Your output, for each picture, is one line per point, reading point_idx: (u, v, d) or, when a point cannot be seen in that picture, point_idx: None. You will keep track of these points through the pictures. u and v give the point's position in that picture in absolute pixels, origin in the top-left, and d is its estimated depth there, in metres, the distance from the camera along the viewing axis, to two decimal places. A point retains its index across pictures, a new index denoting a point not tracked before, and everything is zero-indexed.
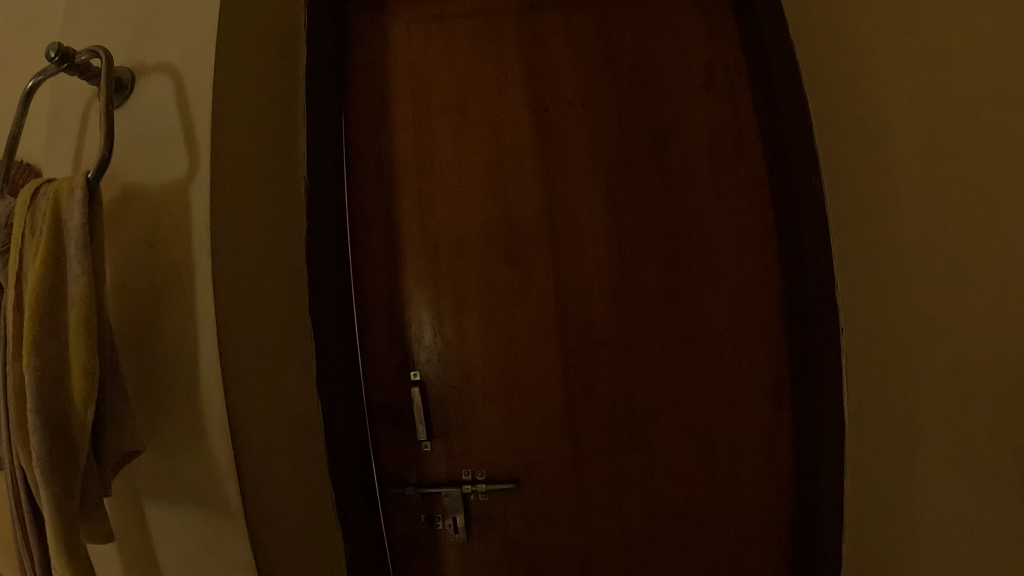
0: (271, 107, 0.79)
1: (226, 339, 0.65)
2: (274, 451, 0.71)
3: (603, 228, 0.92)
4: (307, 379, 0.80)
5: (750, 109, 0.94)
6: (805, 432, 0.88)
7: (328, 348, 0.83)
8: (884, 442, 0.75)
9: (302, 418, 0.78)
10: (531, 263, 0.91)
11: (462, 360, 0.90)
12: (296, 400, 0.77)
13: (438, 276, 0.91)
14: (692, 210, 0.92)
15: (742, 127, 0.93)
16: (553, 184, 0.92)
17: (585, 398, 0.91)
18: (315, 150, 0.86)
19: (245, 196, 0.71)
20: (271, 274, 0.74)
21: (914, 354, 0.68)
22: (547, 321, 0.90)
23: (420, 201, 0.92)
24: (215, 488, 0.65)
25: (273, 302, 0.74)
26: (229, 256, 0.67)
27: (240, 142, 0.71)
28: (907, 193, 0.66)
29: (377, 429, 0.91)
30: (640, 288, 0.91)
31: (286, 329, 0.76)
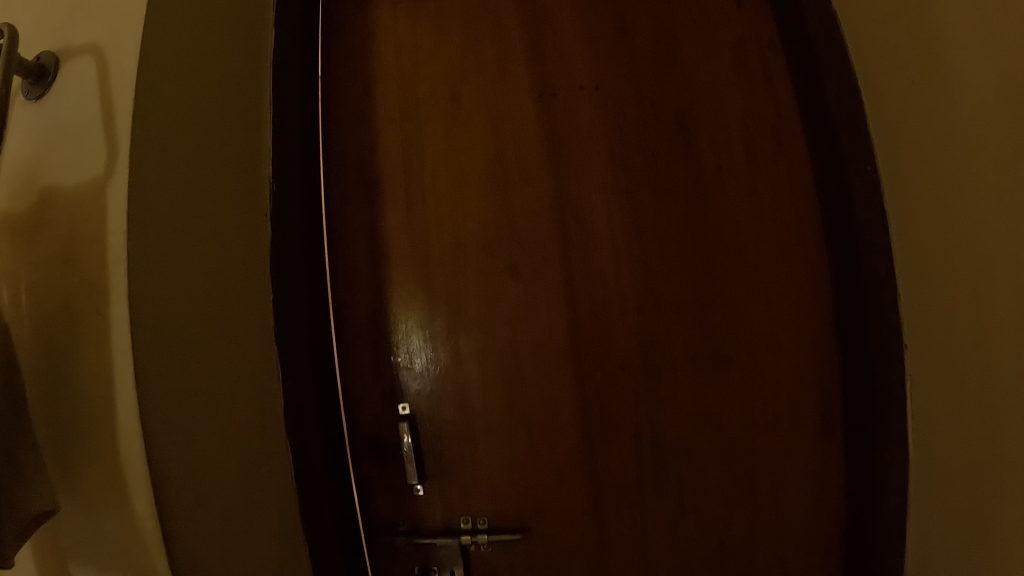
0: (227, 94, 0.67)
1: (145, 374, 0.53)
2: (219, 507, 0.58)
3: (623, 231, 0.78)
4: (271, 414, 0.67)
5: (791, 92, 0.80)
6: (858, 474, 0.73)
7: (300, 377, 0.70)
8: (959, 488, 0.59)
9: (265, 461, 0.65)
10: (538, 275, 0.77)
11: (460, 390, 0.77)
12: (257, 440, 0.65)
13: (431, 292, 0.77)
14: (725, 209, 0.78)
15: (780, 111, 0.79)
16: (564, 181, 0.78)
17: (603, 431, 0.77)
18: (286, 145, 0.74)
19: (184, 197, 0.59)
20: (221, 292, 0.62)
21: (995, 383, 0.53)
22: (560, 343, 0.77)
23: (408, 204, 0.78)
24: (140, 555, 0.53)
25: (223, 326, 0.62)
26: (155, 272, 0.55)
27: (182, 135, 0.60)
28: (990, 175, 0.51)
29: (363, 469, 0.78)
30: (666, 303, 0.77)
31: (243, 356, 0.64)
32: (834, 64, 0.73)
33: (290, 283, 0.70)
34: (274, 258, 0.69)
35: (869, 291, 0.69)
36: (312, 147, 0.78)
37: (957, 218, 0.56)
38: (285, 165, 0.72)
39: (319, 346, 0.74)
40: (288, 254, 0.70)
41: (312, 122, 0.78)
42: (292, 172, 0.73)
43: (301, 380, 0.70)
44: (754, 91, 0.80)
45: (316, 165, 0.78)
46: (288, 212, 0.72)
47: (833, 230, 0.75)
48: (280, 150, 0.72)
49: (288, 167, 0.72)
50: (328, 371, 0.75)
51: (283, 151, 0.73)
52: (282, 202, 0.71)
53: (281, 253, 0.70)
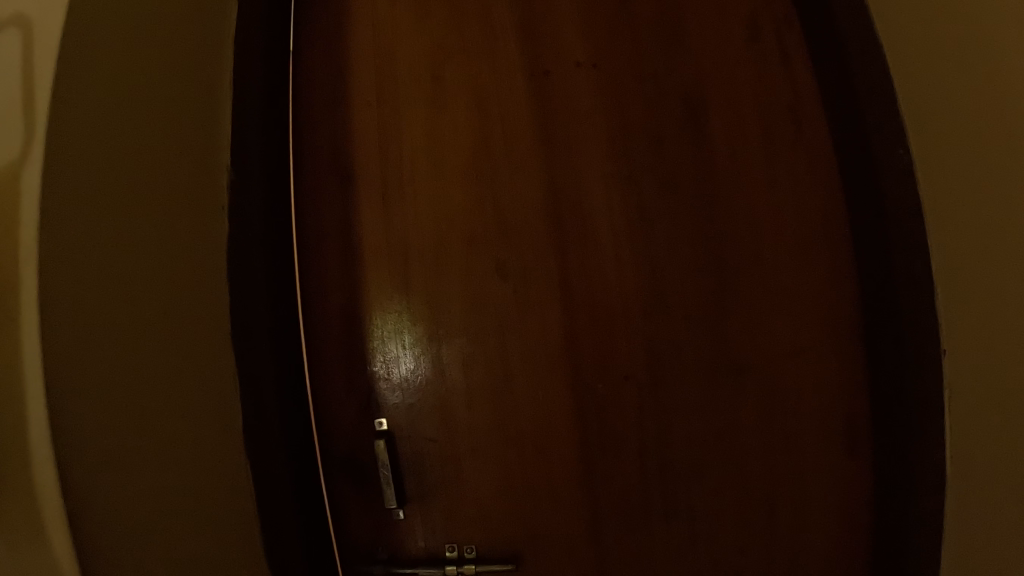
0: (177, 63, 0.60)
1: (59, 385, 0.45)
2: (166, 527, 0.52)
3: (625, 224, 0.69)
4: (230, 426, 0.60)
5: (809, 70, 0.72)
6: (888, 498, 0.65)
7: (262, 391, 0.62)
8: (1004, 523, 0.50)
9: (223, 478, 0.59)
10: (530, 274, 0.68)
11: (443, 404, 0.68)
12: (213, 453, 0.58)
13: (409, 295, 0.69)
14: (739, 201, 0.70)
15: (798, 93, 0.72)
16: (558, 168, 0.69)
17: (603, 449, 0.69)
18: (246, 129, 0.66)
19: (124, 179, 0.53)
20: (168, 287, 0.56)
21: None
22: (555, 350, 0.68)
23: (385, 196, 0.70)
24: None
25: (169, 326, 0.55)
26: (73, 265, 0.47)
27: (115, 104, 0.52)
28: None
29: (338, 490, 0.71)
30: (674, 305, 0.68)
31: (195, 360, 0.57)
32: (858, 37, 0.64)
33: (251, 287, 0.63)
34: (231, 260, 0.63)
35: (905, 291, 0.60)
36: (281, 136, 0.70)
37: (996, 202, 0.49)
38: (247, 155, 0.65)
39: (286, 357, 0.66)
40: (248, 252, 0.63)
41: (280, 106, 0.70)
42: (255, 163, 0.66)
43: (264, 395, 0.62)
44: (769, 70, 0.72)
45: (284, 154, 0.70)
46: (251, 207, 0.64)
47: (861, 223, 0.66)
48: (240, 139, 0.65)
49: (251, 158, 0.65)
50: (297, 384, 0.67)
51: (244, 140, 0.65)
52: (244, 197, 0.64)
53: (240, 253, 0.63)
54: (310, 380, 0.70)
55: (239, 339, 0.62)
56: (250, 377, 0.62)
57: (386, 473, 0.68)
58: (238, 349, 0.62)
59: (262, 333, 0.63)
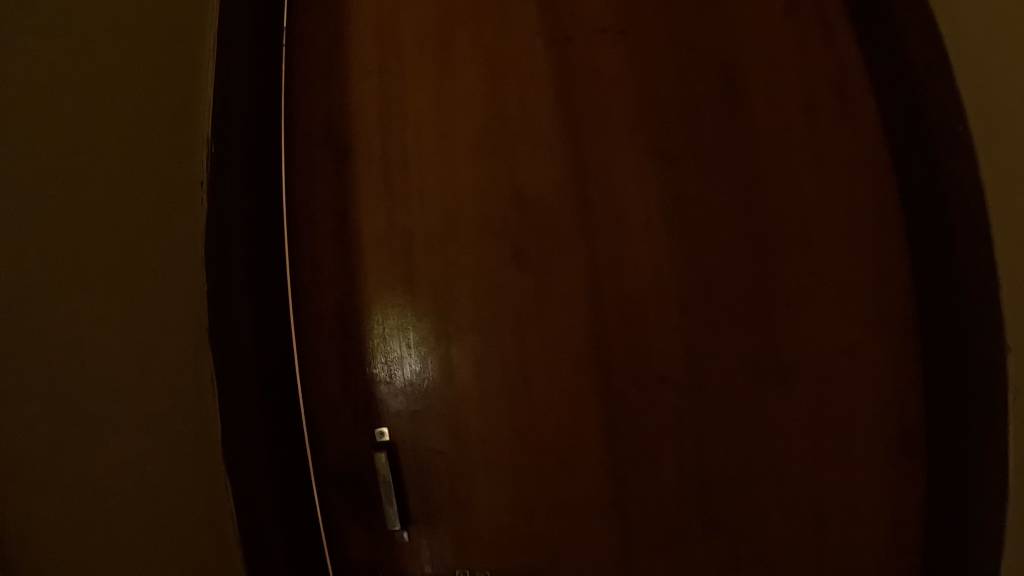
0: None
1: None
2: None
3: (658, 206, 0.60)
4: (205, 420, 0.52)
5: (856, 40, 0.64)
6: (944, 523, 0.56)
7: (243, 396, 0.53)
8: None
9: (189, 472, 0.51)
10: (553, 262, 0.59)
11: (452, 411, 0.60)
12: (175, 442, 0.50)
13: (413, 286, 0.60)
14: (783, 181, 0.62)
15: (846, 63, 0.64)
16: (585, 141, 0.60)
17: (633, 462, 0.60)
18: (229, 92, 0.58)
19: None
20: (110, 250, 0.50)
21: None
22: (582, 350, 0.59)
23: (386, 175, 0.61)
24: None
25: (111, 293, 0.50)
26: None
27: None
28: None
29: (334, 508, 0.62)
30: (715, 298, 0.60)
31: (157, 334, 0.51)
32: None
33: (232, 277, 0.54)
34: (209, 245, 0.54)
35: (973, 286, 0.52)
36: (269, 107, 0.62)
37: None
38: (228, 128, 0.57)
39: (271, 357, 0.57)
40: (229, 228, 0.55)
41: (269, 76, 0.63)
42: (238, 137, 0.57)
43: (248, 399, 0.54)
44: (813, 37, 0.65)
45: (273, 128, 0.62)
46: (232, 185, 0.56)
47: (926, 203, 0.57)
48: (221, 111, 0.57)
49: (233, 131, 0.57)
50: (285, 388, 0.59)
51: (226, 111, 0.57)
52: (223, 172, 0.56)
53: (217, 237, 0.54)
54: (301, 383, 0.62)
55: (216, 337, 0.53)
56: (227, 379, 0.53)
57: (388, 489, 0.60)
58: (216, 348, 0.53)
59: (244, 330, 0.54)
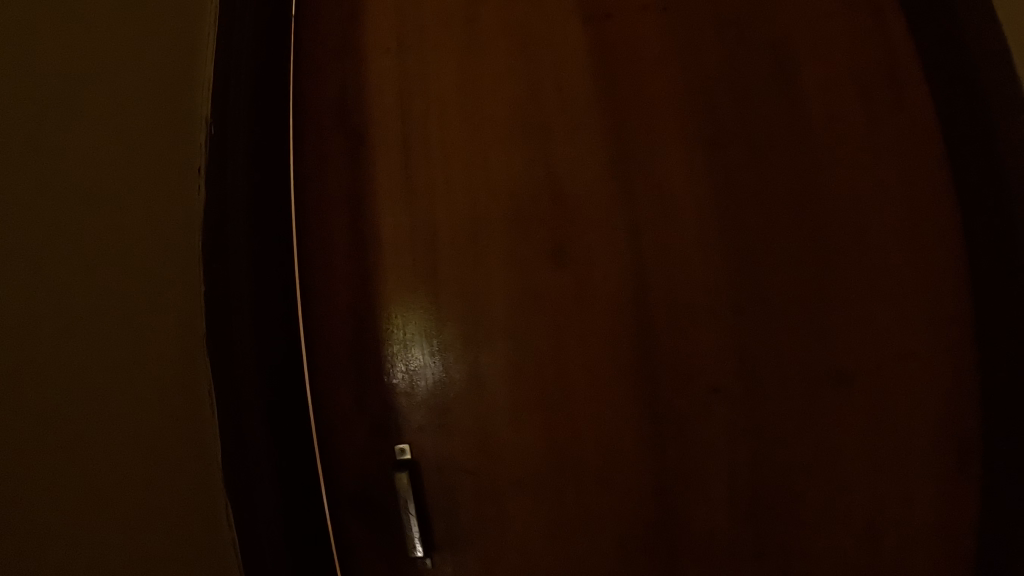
0: None
1: None
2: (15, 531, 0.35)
3: (707, 199, 0.55)
4: (203, 434, 0.47)
5: (904, 27, 0.61)
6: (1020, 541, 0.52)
7: (243, 406, 0.48)
8: None
9: (189, 492, 0.45)
10: (595, 260, 0.53)
11: (481, 425, 0.54)
12: (178, 458, 0.44)
13: (438, 288, 0.54)
14: (838, 172, 0.57)
15: (897, 50, 0.60)
16: (626, 127, 0.55)
17: (679, 480, 0.55)
18: (229, 73, 0.53)
19: (31, 51, 0.38)
20: (120, 229, 0.43)
21: None
22: (628, 356, 0.53)
23: (406, 163, 0.55)
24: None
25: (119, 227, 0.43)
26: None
27: None
28: None
29: (348, 533, 0.56)
30: (768, 300, 0.55)
31: (161, 333, 0.44)
32: None
33: (231, 273, 0.49)
34: (206, 238, 0.49)
35: None
36: (274, 90, 0.56)
37: None
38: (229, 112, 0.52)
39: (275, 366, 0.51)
40: (226, 216, 0.50)
41: (274, 57, 0.57)
42: (239, 122, 0.52)
43: (249, 409, 0.48)
44: (864, 22, 0.60)
45: (278, 111, 0.56)
46: (232, 173, 0.51)
47: (1008, 199, 0.53)
48: (223, 94, 0.52)
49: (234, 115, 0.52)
50: (290, 401, 0.53)
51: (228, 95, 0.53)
52: (222, 159, 0.51)
53: (213, 230, 0.49)
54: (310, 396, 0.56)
55: (215, 340, 0.48)
56: (226, 387, 0.48)
57: (410, 512, 0.53)
58: (212, 352, 0.48)
59: (244, 334, 0.49)
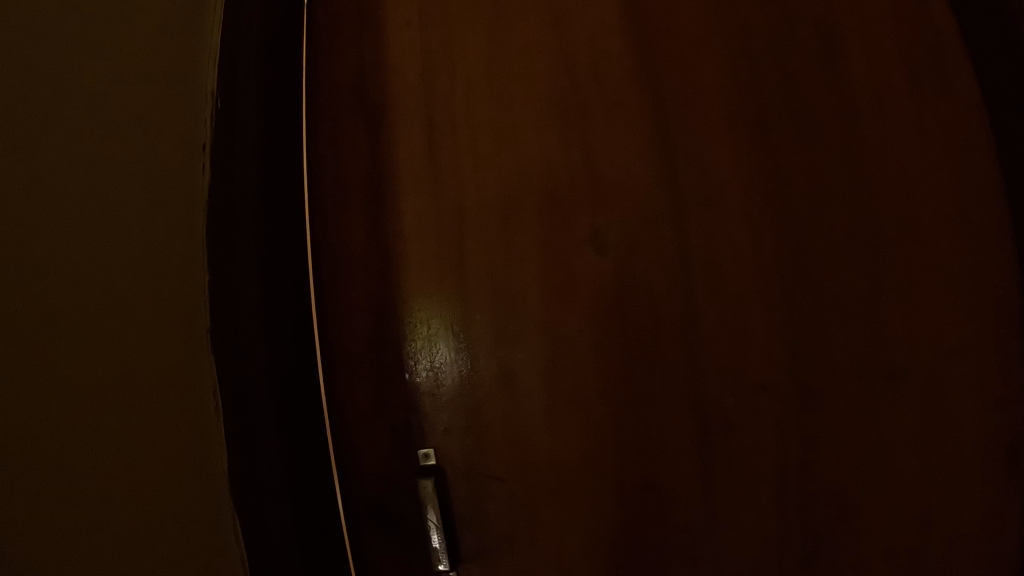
0: None
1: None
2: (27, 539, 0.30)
3: (751, 184, 0.51)
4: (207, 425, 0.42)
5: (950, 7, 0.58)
6: None
7: (250, 408, 0.44)
8: None
9: (194, 490, 0.40)
10: (636, 247, 0.49)
11: (513, 426, 0.50)
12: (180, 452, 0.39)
13: (466, 279, 0.49)
14: (890, 155, 0.54)
15: (945, 28, 0.56)
16: (668, 105, 0.51)
17: (724, 486, 0.50)
18: (236, 44, 0.49)
19: None
20: (116, 191, 0.38)
21: None
22: (673, 352, 0.49)
23: (430, 143, 0.51)
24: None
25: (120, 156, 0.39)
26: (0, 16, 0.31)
27: None
28: None
29: (365, 544, 0.51)
30: (818, 290, 0.51)
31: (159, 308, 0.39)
32: None
33: (236, 266, 0.45)
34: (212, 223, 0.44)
35: None
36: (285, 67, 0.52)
37: None
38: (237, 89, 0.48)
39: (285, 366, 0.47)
40: (230, 197, 0.45)
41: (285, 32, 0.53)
42: (247, 97, 0.48)
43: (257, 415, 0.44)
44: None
45: (289, 88, 0.52)
46: (240, 152, 0.47)
47: None
48: (230, 65, 0.48)
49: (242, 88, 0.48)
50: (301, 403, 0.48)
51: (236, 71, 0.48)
52: (228, 137, 0.46)
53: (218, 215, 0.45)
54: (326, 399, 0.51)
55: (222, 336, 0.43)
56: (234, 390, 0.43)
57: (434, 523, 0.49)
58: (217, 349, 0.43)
59: (252, 330, 0.45)
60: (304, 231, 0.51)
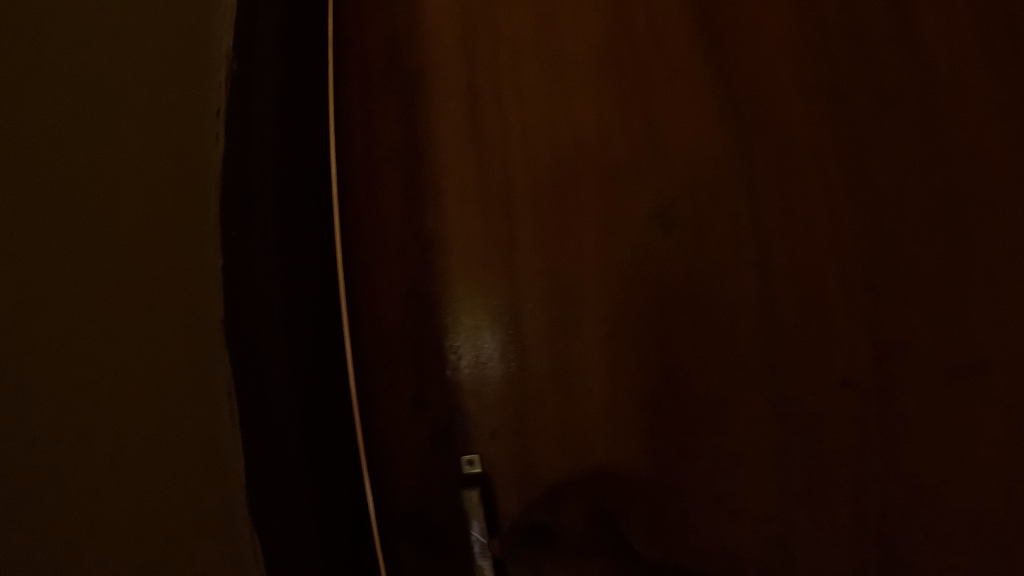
0: None
1: None
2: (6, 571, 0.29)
3: (834, 151, 0.45)
4: (218, 432, 0.40)
5: None
6: None
7: (265, 414, 0.40)
8: None
9: (201, 468, 0.38)
10: (704, 226, 0.44)
11: (568, 427, 0.44)
12: (189, 457, 0.38)
13: (517, 266, 0.45)
14: (994, 115, 0.46)
15: None
16: (738, 67, 0.45)
17: (807, 494, 0.44)
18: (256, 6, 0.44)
19: None
20: (120, 138, 0.36)
21: None
22: (746, 344, 0.44)
23: (472, 114, 0.46)
24: None
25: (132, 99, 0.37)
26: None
27: None
28: None
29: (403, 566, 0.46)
30: (918, 269, 0.44)
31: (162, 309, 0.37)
32: None
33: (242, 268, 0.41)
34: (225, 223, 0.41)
35: None
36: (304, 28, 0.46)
37: None
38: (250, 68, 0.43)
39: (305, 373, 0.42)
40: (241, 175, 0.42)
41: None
42: (267, 64, 0.44)
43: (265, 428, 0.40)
44: None
45: (316, 48, 0.46)
46: (254, 140, 0.42)
47: None
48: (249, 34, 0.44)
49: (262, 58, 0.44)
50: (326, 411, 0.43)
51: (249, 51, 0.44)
52: (241, 124, 0.42)
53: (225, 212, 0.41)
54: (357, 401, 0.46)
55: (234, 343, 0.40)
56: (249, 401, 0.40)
57: (480, 538, 0.44)
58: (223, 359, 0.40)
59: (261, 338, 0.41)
60: (333, 214, 0.46)
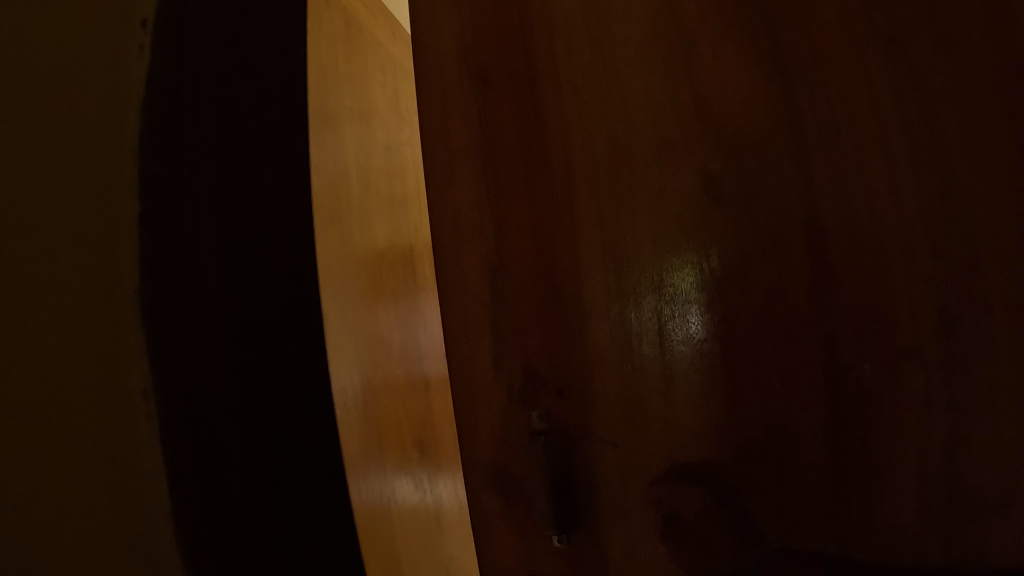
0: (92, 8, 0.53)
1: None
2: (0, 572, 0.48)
3: (894, 109, 0.42)
4: (139, 475, 0.52)
5: None
6: None
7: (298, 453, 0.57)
8: None
9: (121, 488, 0.51)
10: (756, 194, 0.45)
11: (630, 389, 0.48)
12: (120, 488, 0.51)
13: (579, 239, 0.48)
14: None
15: None
16: (787, 37, 0.45)
17: (866, 462, 0.43)
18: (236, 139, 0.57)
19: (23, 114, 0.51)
20: (92, 235, 0.51)
21: None
22: (798, 309, 0.44)
23: (534, 106, 0.50)
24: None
25: (79, 211, 0.51)
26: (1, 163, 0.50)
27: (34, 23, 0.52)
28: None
29: (485, 497, 0.54)
30: (993, 227, 0.40)
31: (80, 346, 0.50)
32: None
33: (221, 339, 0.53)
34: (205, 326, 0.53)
35: None
36: (318, 57, 0.63)
37: None
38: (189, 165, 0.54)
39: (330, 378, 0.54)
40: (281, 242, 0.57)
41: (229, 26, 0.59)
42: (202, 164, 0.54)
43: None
44: None
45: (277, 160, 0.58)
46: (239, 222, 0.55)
47: None
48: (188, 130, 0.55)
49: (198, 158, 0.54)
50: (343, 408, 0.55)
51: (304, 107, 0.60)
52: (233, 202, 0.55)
53: (167, 275, 0.53)
54: (410, 377, 0.71)
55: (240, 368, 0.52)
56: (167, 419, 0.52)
57: (546, 467, 0.49)
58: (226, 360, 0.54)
59: (338, 357, 0.57)
60: (372, 248, 0.67)
